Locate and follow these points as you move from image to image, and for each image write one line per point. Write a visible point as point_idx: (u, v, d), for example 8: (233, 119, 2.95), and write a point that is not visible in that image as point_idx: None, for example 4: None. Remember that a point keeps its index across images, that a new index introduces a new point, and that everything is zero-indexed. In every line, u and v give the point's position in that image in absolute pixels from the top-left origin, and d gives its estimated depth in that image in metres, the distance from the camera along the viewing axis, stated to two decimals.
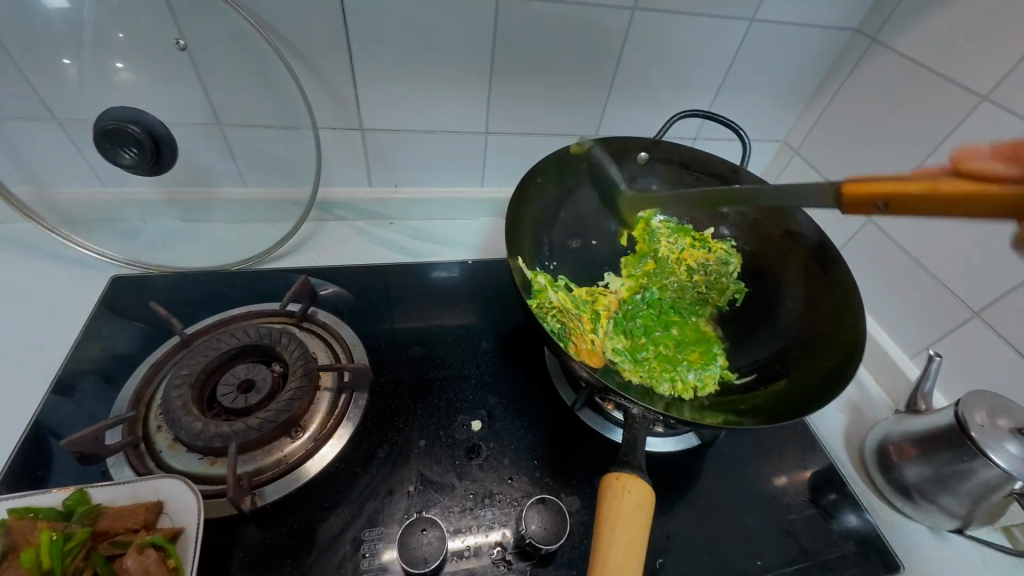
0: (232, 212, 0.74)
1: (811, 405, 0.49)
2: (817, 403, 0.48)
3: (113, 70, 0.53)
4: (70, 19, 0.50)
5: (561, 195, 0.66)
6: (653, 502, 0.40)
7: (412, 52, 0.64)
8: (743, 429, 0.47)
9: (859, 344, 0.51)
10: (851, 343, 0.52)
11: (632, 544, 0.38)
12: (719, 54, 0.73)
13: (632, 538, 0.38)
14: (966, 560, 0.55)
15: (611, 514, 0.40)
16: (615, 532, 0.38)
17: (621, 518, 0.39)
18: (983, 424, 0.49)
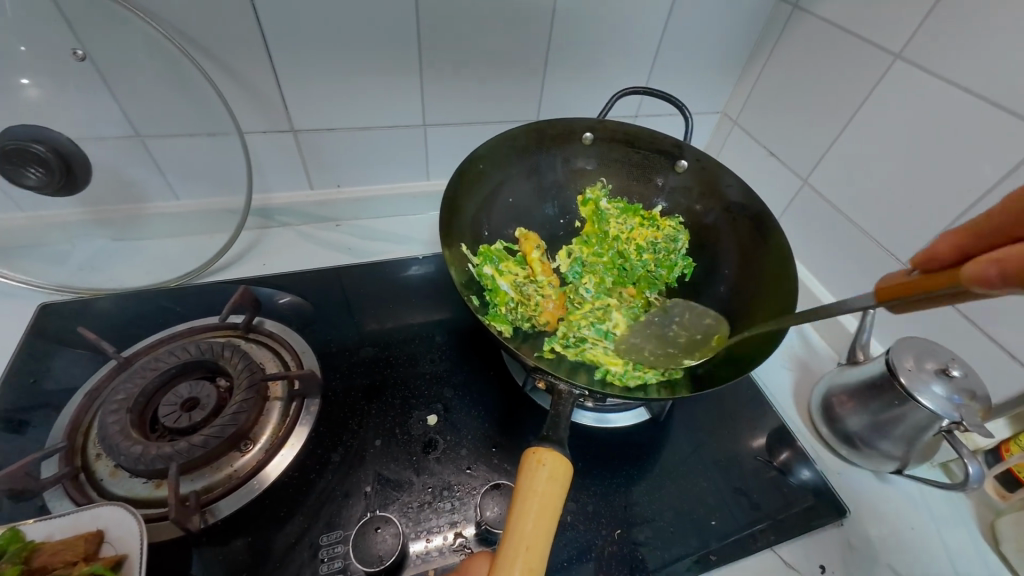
0: (166, 226, 0.72)
1: (743, 369, 0.50)
2: (751, 367, 0.50)
3: (19, 87, 0.49)
4: None
5: (501, 181, 0.66)
6: (569, 476, 0.39)
7: (335, 49, 0.62)
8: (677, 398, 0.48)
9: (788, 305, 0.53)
10: (787, 308, 0.54)
11: (544, 517, 0.37)
12: (649, 30, 0.73)
13: (545, 509, 0.37)
14: (906, 498, 0.58)
15: (525, 489, 0.38)
16: (525, 505, 0.37)
17: (536, 492, 0.38)
18: (910, 368, 0.52)
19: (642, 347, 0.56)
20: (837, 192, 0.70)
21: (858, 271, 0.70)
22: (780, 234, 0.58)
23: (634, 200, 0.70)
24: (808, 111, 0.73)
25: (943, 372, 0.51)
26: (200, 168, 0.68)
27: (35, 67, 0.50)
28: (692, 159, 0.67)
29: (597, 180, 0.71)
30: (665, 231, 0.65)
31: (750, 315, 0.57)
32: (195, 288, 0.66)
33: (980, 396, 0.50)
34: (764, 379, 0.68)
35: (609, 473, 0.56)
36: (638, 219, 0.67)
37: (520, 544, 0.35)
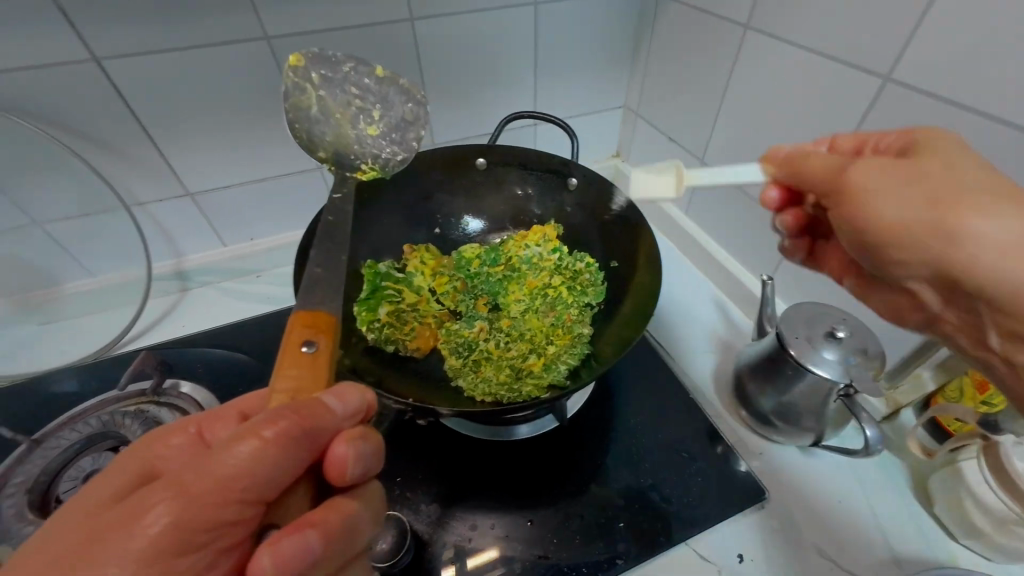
0: (86, 303, 0.74)
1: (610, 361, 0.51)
2: (618, 357, 0.50)
3: None
4: None
5: (383, 209, 0.67)
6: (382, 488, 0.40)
7: (212, 115, 0.65)
8: (546, 402, 0.48)
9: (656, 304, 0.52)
10: (652, 292, 0.55)
11: None
12: (521, 42, 0.74)
13: None
14: (832, 472, 0.55)
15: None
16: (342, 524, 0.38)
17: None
18: (799, 337, 0.50)
19: (526, 353, 0.56)
20: (731, 167, 0.70)
21: (763, 243, 0.68)
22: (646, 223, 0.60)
23: (518, 219, 0.72)
24: (691, 92, 0.73)
25: (832, 335, 0.50)
26: (107, 244, 0.70)
27: None
28: (581, 177, 0.67)
29: (489, 197, 0.72)
30: (542, 236, 0.68)
31: (624, 303, 0.59)
32: (110, 359, 0.67)
33: (871, 353, 0.48)
34: (685, 367, 0.66)
35: (513, 486, 0.54)
36: (520, 233, 0.70)
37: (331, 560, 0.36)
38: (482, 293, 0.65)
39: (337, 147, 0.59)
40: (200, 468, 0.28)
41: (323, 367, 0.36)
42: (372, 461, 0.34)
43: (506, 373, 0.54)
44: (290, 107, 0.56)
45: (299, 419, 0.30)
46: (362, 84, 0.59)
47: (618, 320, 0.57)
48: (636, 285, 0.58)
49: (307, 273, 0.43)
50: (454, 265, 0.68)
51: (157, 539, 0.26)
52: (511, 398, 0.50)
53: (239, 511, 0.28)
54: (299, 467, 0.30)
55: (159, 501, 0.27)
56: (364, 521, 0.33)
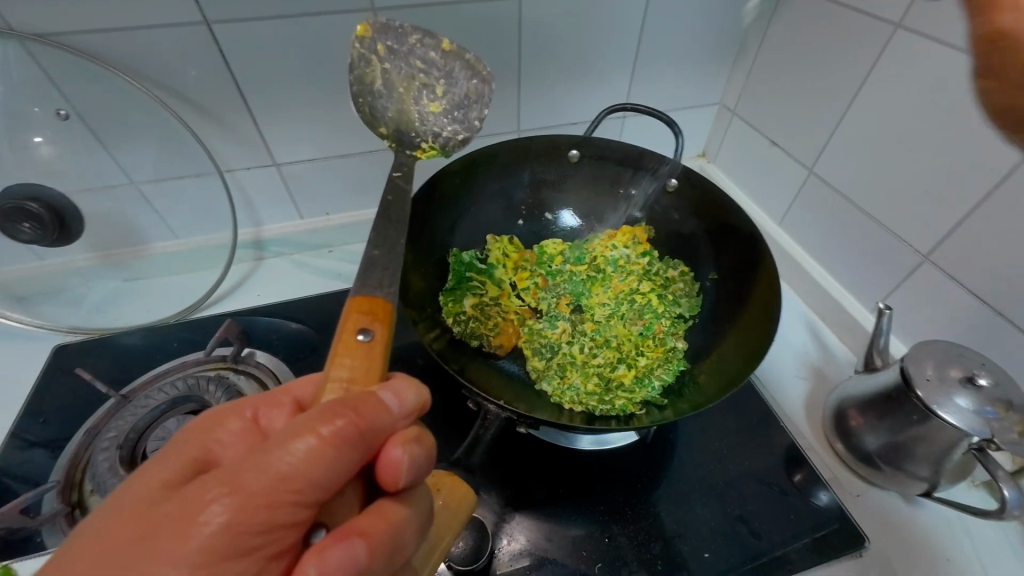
0: (169, 264, 0.75)
1: (720, 390, 0.47)
2: (730, 385, 0.47)
3: (33, 146, 0.54)
4: None
5: (471, 193, 0.64)
6: (470, 503, 0.38)
7: (306, 86, 0.63)
8: (644, 422, 0.46)
9: (771, 331, 0.48)
10: (768, 317, 0.51)
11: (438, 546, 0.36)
12: (625, 27, 0.69)
13: (439, 536, 0.36)
14: (940, 526, 0.50)
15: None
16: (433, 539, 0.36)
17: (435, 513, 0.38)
18: (930, 378, 0.45)
19: (615, 362, 0.54)
20: (846, 180, 0.64)
21: (876, 267, 0.62)
22: (760, 237, 0.55)
23: (604, 216, 0.68)
24: (810, 94, 0.67)
25: (970, 380, 0.44)
26: (194, 207, 0.71)
27: (51, 128, 0.55)
28: (682, 177, 0.63)
29: (576, 191, 0.68)
30: (632, 238, 0.65)
31: (730, 321, 0.55)
32: (192, 322, 0.69)
33: (1017, 406, 0.43)
34: (774, 392, 0.62)
35: (589, 499, 0.52)
36: (607, 232, 0.67)
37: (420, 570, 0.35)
38: (566, 292, 0.62)
39: (398, 123, 0.58)
40: (256, 465, 0.27)
41: (380, 359, 0.34)
42: (423, 467, 0.33)
43: (594, 382, 0.51)
44: (356, 81, 0.56)
45: (357, 419, 0.29)
46: (427, 58, 0.56)
47: (719, 344, 0.54)
48: (746, 306, 0.54)
49: (365, 253, 0.41)
50: (536, 260, 0.65)
51: (213, 536, 0.25)
52: (603, 411, 0.48)
53: (293, 513, 0.27)
54: (353, 469, 0.29)
55: (213, 497, 0.26)
56: (413, 531, 0.31)
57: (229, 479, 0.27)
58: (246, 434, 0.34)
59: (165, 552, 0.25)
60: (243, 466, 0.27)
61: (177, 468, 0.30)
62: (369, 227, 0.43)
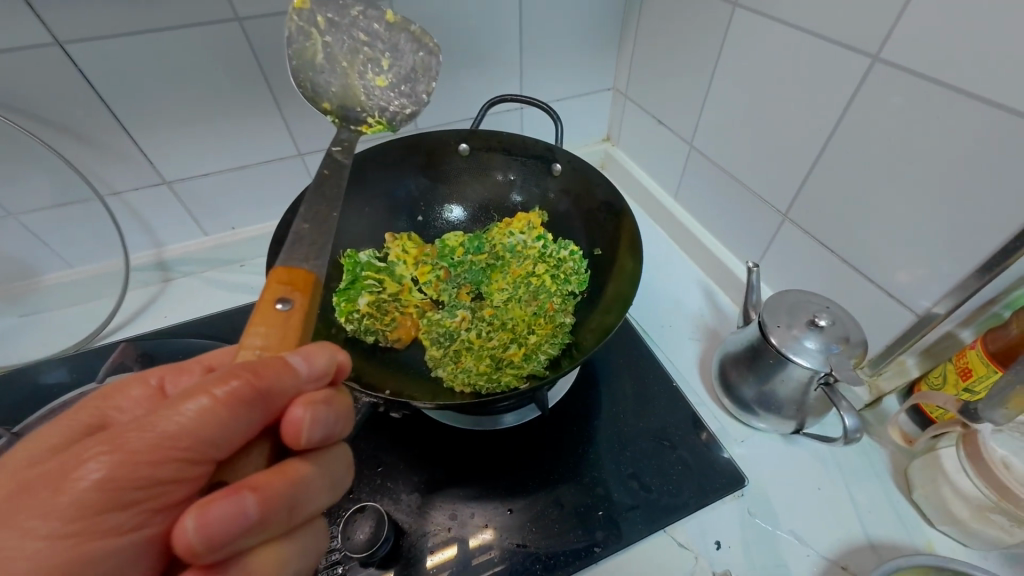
0: (67, 295, 0.73)
1: (590, 350, 0.50)
2: (599, 344, 0.50)
3: None
4: None
5: (363, 195, 0.65)
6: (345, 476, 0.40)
7: (184, 102, 0.63)
8: (520, 392, 0.48)
9: (633, 290, 0.52)
10: (632, 279, 0.54)
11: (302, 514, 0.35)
12: (504, 24, 0.72)
13: None
14: (813, 460, 0.55)
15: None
16: None
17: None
18: (781, 326, 0.50)
19: (506, 343, 0.56)
20: (719, 151, 0.68)
21: (751, 228, 0.67)
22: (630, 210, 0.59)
23: (503, 205, 0.71)
24: (680, 74, 0.71)
25: (814, 323, 0.49)
26: (85, 234, 0.69)
27: None
28: (565, 161, 0.66)
29: (472, 183, 0.70)
30: (525, 224, 0.67)
31: (608, 287, 0.58)
32: (91, 351, 0.67)
33: (853, 341, 0.48)
34: (669, 355, 0.66)
35: (494, 476, 0.54)
36: (503, 221, 0.69)
37: None
38: (465, 281, 0.64)
39: (343, 99, 0.59)
40: (142, 424, 0.26)
41: (296, 325, 0.35)
42: (333, 427, 0.33)
43: (483, 362, 0.53)
44: (295, 54, 0.56)
45: (257, 379, 0.29)
46: (371, 30, 0.58)
47: (596, 311, 0.57)
48: (620, 272, 0.57)
49: (293, 228, 0.41)
50: (437, 254, 0.67)
51: (89, 493, 0.25)
52: (490, 388, 0.50)
53: (178, 470, 0.27)
54: (250, 428, 0.29)
55: (92, 455, 0.25)
56: (314, 488, 0.31)
57: (111, 437, 0.26)
58: (147, 401, 0.34)
59: (32, 507, 0.24)
60: (128, 425, 0.27)
61: (68, 431, 0.31)
62: (302, 203, 0.43)
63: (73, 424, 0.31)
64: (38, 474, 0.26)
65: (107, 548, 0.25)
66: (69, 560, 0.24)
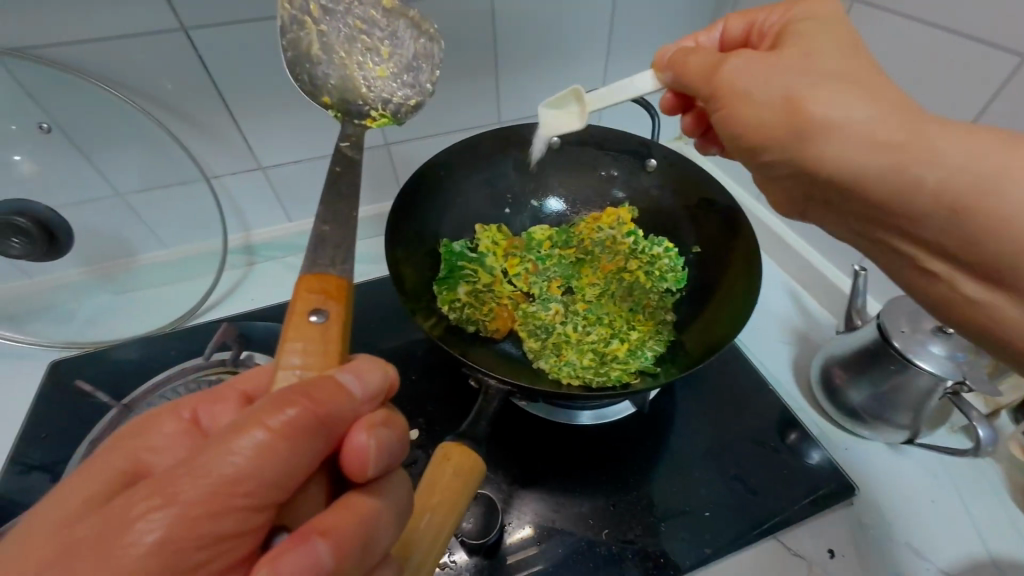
0: (160, 275, 0.75)
1: (710, 351, 0.50)
2: (721, 345, 0.49)
3: (13, 163, 0.55)
4: None
5: (458, 185, 0.65)
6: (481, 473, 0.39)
7: (285, 89, 0.64)
8: (641, 389, 0.48)
9: (752, 299, 0.50)
10: (748, 279, 0.53)
11: (442, 512, 0.36)
12: (596, 16, 0.71)
13: (442, 504, 0.36)
14: (922, 471, 0.53)
15: (426, 485, 0.37)
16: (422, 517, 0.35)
17: (437, 487, 0.37)
18: (905, 330, 0.48)
19: (608, 338, 0.56)
20: None
21: None
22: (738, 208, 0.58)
23: (591, 199, 0.70)
24: None
25: (942, 330, 0.47)
26: (182, 216, 0.71)
27: (29, 143, 0.56)
28: (660, 157, 0.65)
29: (561, 176, 0.70)
30: (616, 219, 0.67)
31: (715, 287, 0.57)
32: (187, 330, 0.69)
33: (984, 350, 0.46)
34: (760, 358, 0.64)
35: (592, 470, 0.53)
36: (591, 215, 0.68)
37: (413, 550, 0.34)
38: (558, 275, 0.64)
39: (342, 92, 0.55)
40: (193, 473, 0.25)
41: (335, 337, 0.33)
42: (392, 451, 0.32)
43: (587, 357, 0.53)
44: (290, 45, 0.53)
45: (313, 406, 0.28)
46: (367, 16, 0.54)
47: (702, 312, 0.56)
48: (731, 273, 0.56)
49: (313, 230, 0.39)
50: (524, 246, 0.66)
51: (146, 557, 0.23)
52: (600, 381, 0.50)
53: (241, 520, 0.26)
54: (312, 461, 0.28)
55: (145, 512, 0.24)
56: (384, 521, 0.31)
57: (160, 490, 0.25)
58: (187, 433, 0.35)
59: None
60: (176, 475, 0.25)
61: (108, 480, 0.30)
62: (318, 203, 0.40)
63: (109, 474, 0.30)
64: (87, 535, 0.24)
65: None
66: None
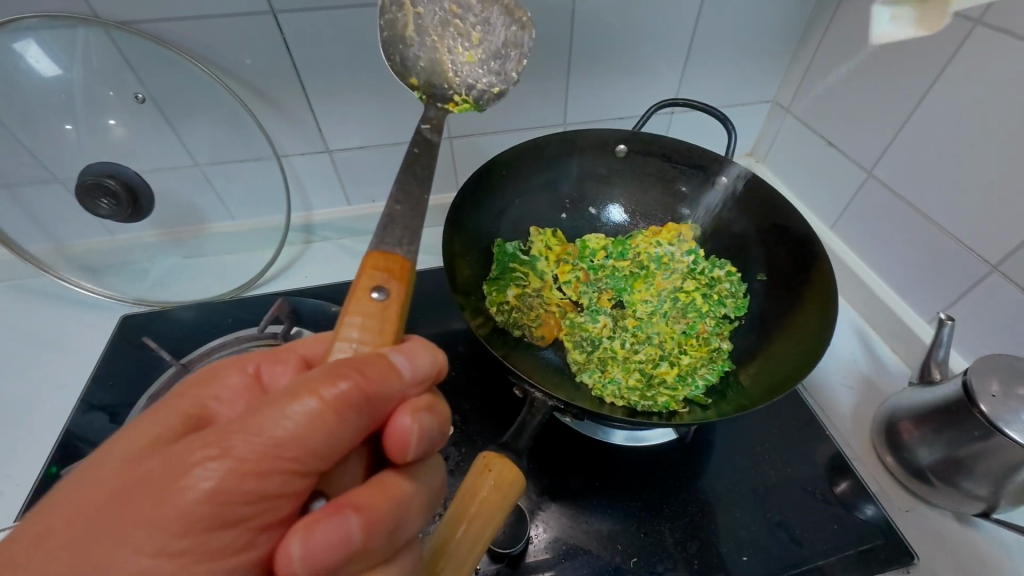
0: (225, 244, 0.79)
1: (772, 392, 0.47)
2: (787, 387, 0.46)
3: (108, 127, 0.58)
4: (63, 86, 0.55)
5: (518, 185, 0.64)
6: (520, 487, 0.38)
7: (358, 76, 0.65)
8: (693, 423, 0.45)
9: (823, 341, 0.47)
10: (821, 317, 0.50)
11: (479, 524, 0.35)
12: (677, 22, 0.68)
13: (479, 515, 0.36)
14: (995, 549, 0.48)
15: (466, 495, 0.37)
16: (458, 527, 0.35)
17: (478, 498, 0.37)
18: (996, 394, 0.43)
19: (656, 360, 0.54)
20: (907, 181, 0.60)
21: (936, 275, 0.60)
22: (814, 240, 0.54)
23: (652, 212, 0.68)
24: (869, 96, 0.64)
25: None
26: (251, 190, 0.73)
27: (126, 111, 0.59)
28: (732, 175, 0.62)
29: (624, 186, 0.68)
30: (678, 236, 0.64)
31: (782, 321, 0.54)
32: (245, 300, 0.72)
33: None
34: (818, 399, 0.60)
35: (626, 493, 0.52)
36: (653, 228, 0.66)
37: (445, 557, 0.34)
38: (610, 287, 0.62)
39: (430, 75, 0.56)
40: (250, 429, 0.26)
41: (393, 320, 0.32)
42: (432, 438, 0.32)
43: (634, 378, 0.51)
44: (386, 26, 0.54)
45: (364, 381, 0.28)
46: (463, 2, 0.54)
47: (764, 348, 0.54)
48: (802, 307, 0.53)
49: (385, 208, 0.38)
50: (578, 253, 0.64)
51: (200, 501, 0.24)
52: (645, 406, 0.48)
53: (285, 482, 0.26)
54: (356, 436, 0.28)
55: (203, 459, 0.25)
56: (415, 508, 0.30)
57: (218, 441, 0.25)
58: (248, 388, 0.34)
59: (144, 519, 0.24)
60: (234, 428, 0.26)
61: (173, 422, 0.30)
62: (393, 182, 0.40)
63: (174, 414, 0.30)
64: (149, 475, 0.26)
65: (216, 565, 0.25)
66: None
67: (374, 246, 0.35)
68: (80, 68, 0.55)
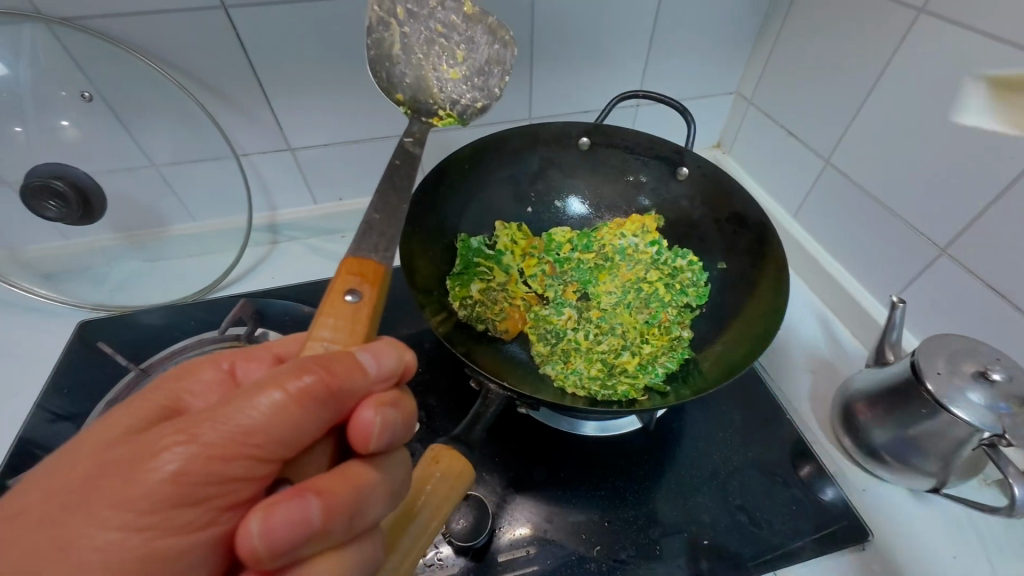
0: (187, 246, 0.77)
1: (728, 376, 0.48)
2: (743, 367, 0.47)
3: (60, 129, 0.56)
4: (7, 87, 0.53)
5: (480, 180, 0.64)
6: (469, 479, 0.38)
7: (317, 72, 0.65)
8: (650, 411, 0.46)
9: (774, 327, 0.48)
10: (775, 302, 0.51)
11: (425, 514, 0.36)
12: (637, 15, 0.68)
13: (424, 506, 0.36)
14: (947, 523, 0.50)
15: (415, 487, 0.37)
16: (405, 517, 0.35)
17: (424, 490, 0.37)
18: (941, 371, 0.44)
19: (618, 349, 0.54)
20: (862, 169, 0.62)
21: (890, 260, 0.61)
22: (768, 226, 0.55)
23: (615, 204, 0.68)
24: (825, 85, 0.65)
25: (984, 374, 0.43)
26: (212, 190, 0.72)
27: (79, 112, 0.57)
28: (693, 165, 0.63)
29: (587, 179, 0.68)
30: (640, 228, 0.65)
31: (740, 308, 0.55)
32: (209, 302, 0.70)
33: None
34: (779, 383, 0.61)
35: (589, 482, 0.52)
36: (617, 220, 0.66)
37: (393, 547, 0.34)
38: (574, 278, 0.62)
39: (415, 91, 0.55)
40: (217, 416, 0.25)
41: (364, 323, 0.32)
42: (399, 432, 0.31)
43: (595, 367, 0.52)
44: (373, 44, 0.53)
45: (329, 376, 0.27)
46: (447, 21, 0.54)
47: (722, 334, 0.54)
48: (759, 293, 0.54)
49: (364, 217, 0.38)
50: (544, 247, 0.65)
51: (164, 484, 0.24)
52: (606, 394, 0.48)
53: (249, 468, 0.26)
54: (318, 429, 0.27)
55: (169, 445, 0.25)
56: (378, 499, 0.30)
57: (186, 427, 0.25)
58: (220, 384, 0.33)
59: (111, 499, 0.24)
60: (203, 415, 0.25)
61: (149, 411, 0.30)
62: (373, 190, 0.40)
63: (150, 405, 0.30)
64: (117, 457, 0.25)
65: (181, 542, 0.25)
66: (140, 557, 0.24)
67: (355, 249, 0.35)
68: (26, 69, 0.54)
